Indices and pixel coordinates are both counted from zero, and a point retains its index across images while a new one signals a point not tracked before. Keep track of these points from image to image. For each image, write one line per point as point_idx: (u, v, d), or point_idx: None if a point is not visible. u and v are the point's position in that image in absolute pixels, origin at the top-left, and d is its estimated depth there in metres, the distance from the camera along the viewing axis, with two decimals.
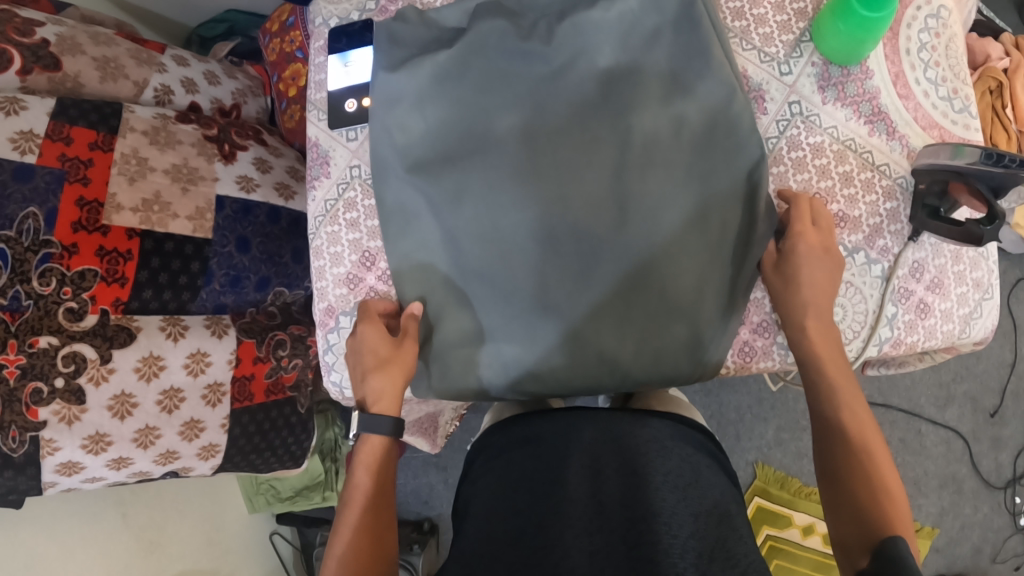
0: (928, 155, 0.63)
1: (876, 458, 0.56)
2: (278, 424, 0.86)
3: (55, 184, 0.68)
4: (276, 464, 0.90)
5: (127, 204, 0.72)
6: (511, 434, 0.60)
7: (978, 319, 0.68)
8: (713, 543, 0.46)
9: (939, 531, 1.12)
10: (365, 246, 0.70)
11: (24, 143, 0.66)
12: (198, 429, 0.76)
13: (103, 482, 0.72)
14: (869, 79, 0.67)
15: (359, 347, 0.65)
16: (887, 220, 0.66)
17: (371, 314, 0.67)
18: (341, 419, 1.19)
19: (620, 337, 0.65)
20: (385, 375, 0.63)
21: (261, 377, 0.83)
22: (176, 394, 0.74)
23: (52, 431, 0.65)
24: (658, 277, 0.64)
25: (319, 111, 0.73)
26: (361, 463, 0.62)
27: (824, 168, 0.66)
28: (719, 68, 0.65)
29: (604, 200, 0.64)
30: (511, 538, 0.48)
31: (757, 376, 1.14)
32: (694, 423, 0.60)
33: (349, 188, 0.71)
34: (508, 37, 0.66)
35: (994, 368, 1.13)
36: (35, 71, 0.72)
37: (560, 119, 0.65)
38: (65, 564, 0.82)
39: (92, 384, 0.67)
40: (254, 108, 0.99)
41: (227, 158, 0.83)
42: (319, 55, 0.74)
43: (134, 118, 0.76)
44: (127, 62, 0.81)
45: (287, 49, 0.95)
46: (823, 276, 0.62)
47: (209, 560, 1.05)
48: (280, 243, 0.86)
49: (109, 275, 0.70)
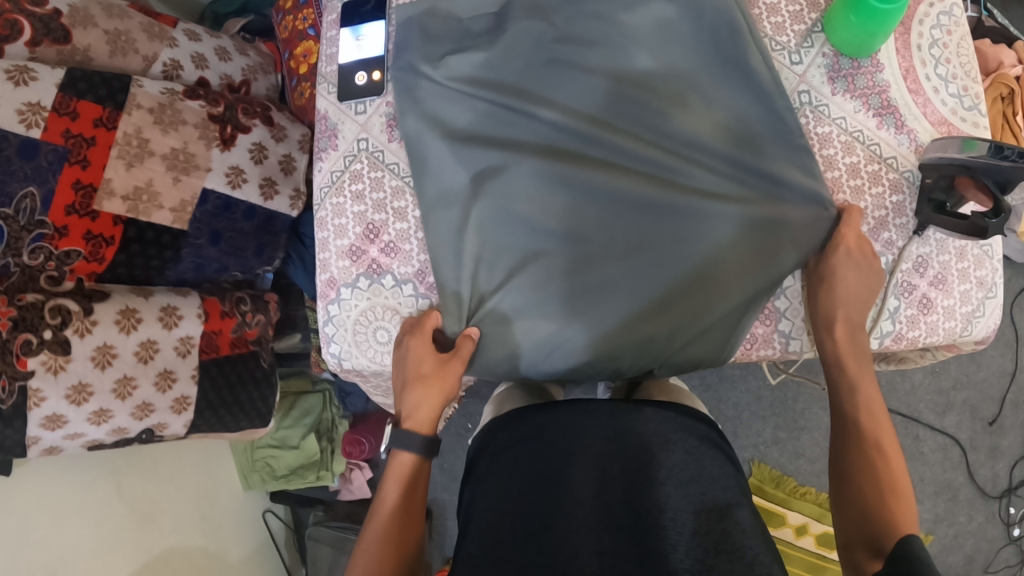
0: (937, 150, 0.63)
1: (893, 471, 0.55)
2: (245, 378, 0.86)
3: (56, 163, 0.70)
4: (246, 423, 0.89)
5: (120, 191, 0.74)
6: (522, 429, 0.56)
7: (981, 319, 0.67)
8: (718, 537, 0.47)
9: (933, 538, 1.11)
10: (369, 219, 0.70)
11: (31, 116, 0.68)
12: (171, 380, 0.77)
13: (84, 441, 0.72)
14: (879, 72, 0.67)
15: (405, 359, 0.65)
16: (893, 213, 0.66)
17: (421, 326, 0.66)
18: (340, 399, 1.20)
19: (645, 337, 0.65)
20: (424, 390, 0.63)
21: (227, 332, 0.84)
22: (152, 345, 0.75)
23: (39, 381, 0.66)
24: (695, 279, 0.64)
25: (329, 84, 0.73)
26: (394, 477, 0.61)
27: (831, 159, 0.66)
28: (756, 77, 0.64)
29: (645, 197, 0.64)
30: (520, 540, 0.48)
31: (757, 372, 1.14)
32: (701, 414, 0.60)
33: (356, 160, 0.71)
34: (546, 39, 0.67)
35: (995, 377, 1.13)
36: (44, 44, 0.73)
37: (600, 119, 0.66)
38: (58, 532, 0.82)
39: (77, 334, 0.68)
40: (264, 86, 0.99)
41: (226, 143, 0.82)
42: (331, 29, 0.74)
43: (141, 96, 0.76)
44: (139, 36, 0.81)
45: (300, 27, 0.95)
46: (852, 280, 0.62)
47: (201, 535, 1.05)
48: (246, 239, 0.87)
49: (91, 256, 0.73)
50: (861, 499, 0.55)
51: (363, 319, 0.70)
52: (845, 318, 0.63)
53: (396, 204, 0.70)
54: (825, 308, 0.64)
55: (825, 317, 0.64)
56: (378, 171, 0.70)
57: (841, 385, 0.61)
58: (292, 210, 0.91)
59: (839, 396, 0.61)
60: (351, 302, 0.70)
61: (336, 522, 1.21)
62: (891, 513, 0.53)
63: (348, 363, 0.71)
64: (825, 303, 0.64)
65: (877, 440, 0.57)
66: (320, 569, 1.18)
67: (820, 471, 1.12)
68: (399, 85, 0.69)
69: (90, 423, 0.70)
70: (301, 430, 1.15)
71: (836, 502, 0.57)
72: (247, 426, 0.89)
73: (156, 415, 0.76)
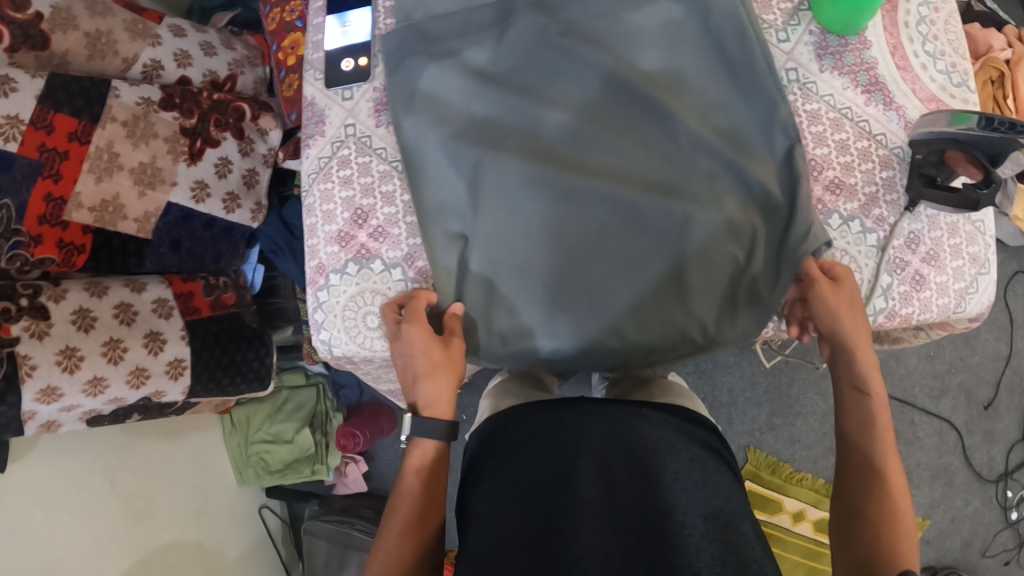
0: (926, 125, 0.63)
1: (899, 501, 0.53)
2: (234, 336, 0.91)
3: (30, 176, 0.72)
4: (245, 386, 0.93)
5: (87, 203, 0.77)
6: (532, 425, 0.59)
7: (974, 295, 0.67)
8: (724, 547, 0.46)
9: (930, 522, 1.11)
10: (357, 204, 0.69)
11: (9, 129, 0.70)
12: (160, 342, 0.81)
13: (80, 411, 0.75)
14: (866, 50, 0.66)
15: (410, 352, 0.61)
16: (883, 189, 0.65)
17: (416, 312, 0.63)
18: (333, 393, 1.23)
19: (648, 344, 0.65)
20: (439, 380, 0.60)
21: (199, 295, 0.89)
22: (129, 308, 0.79)
23: (26, 347, 0.68)
24: (700, 286, 0.64)
25: (315, 71, 0.73)
26: (409, 468, 0.59)
27: (821, 135, 0.66)
28: (763, 79, 0.64)
29: (652, 202, 0.64)
30: (526, 542, 0.48)
31: (751, 358, 1.13)
32: (699, 417, 0.62)
33: (344, 146, 0.71)
34: (549, 33, 0.66)
35: (990, 361, 1.12)
36: (23, 50, 0.74)
37: (607, 123, 0.66)
38: (52, 533, 0.82)
39: (53, 301, 0.72)
40: (250, 80, 0.97)
41: (193, 158, 0.85)
42: (317, 16, 0.74)
43: (117, 106, 0.78)
44: (120, 37, 0.81)
45: (287, 18, 0.92)
46: (854, 288, 0.61)
47: (196, 531, 1.04)
48: (205, 246, 0.90)
49: (63, 262, 0.77)
50: (867, 518, 0.53)
51: (352, 304, 0.69)
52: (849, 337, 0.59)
53: (384, 187, 0.69)
54: (831, 327, 0.60)
55: (847, 339, 0.59)
56: (366, 156, 0.70)
57: (856, 399, 0.58)
58: (253, 222, 0.93)
59: (846, 411, 0.59)
60: (340, 288, 0.69)
61: (331, 517, 1.20)
62: (889, 540, 0.51)
63: (338, 351, 0.71)
64: (829, 319, 0.60)
65: (881, 462, 0.55)
66: (316, 563, 1.17)
67: (815, 456, 1.12)
68: (397, 85, 0.68)
69: (85, 393, 0.73)
70: (295, 424, 1.14)
71: (835, 519, 0.56)
72: (248, 389, 0.94)
73: (152, 381, 0.80)
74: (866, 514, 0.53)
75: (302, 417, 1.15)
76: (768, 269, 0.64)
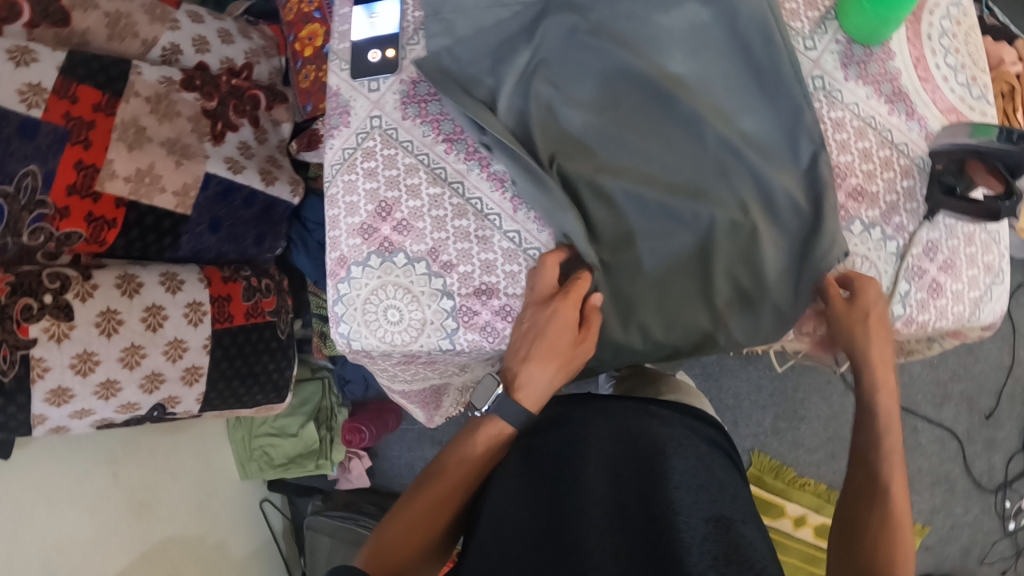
0: (946, 137, 0.65)
1: (899, 513, 0.55)
2: (258, 346, 0.90)
3: (57, 143, 0.71)
4: (261, 396, 0.93)
5: (122, 172, 0.75)
6: (537, 417, 0.60)
7: (988, 303, 0.68)
8: (726, 548, 0.45)
9: (930, 529, 1.12)
10: (381, 197, 0.69)
11: (32, 97, 0.69)
12: (181, 349, 0.80)
13: (92, 419, 0.74)
14: (890, 60, 0.67)
15: (548, 325, 0.58)
16: (903, 198, 0.66)
17: (575, 292, 0.60)
18: (339, 388, 1.20)
19: (672, 344, 0.66)
20: (548, 370, 0.59)
21: (238, 300, 0.89)
22: (159, 311, 0.78)
23: (41, 350, 0.68)
24: (727, 289, 0.65)
25: (341, 61, 0.72)
26: (471, 442, 0.59)
27: (844, 143, 0.67)
28: (789, 86, 0.64)
29: (675, 203, 0.64)
30: (537, 538, 0.49)
31: (760, 361, 1.14)
32: (708, 417, 0.62)
33: (369, 137, 0.71)
34: (580, 33, 0.66)
35: (992, 370, 1.14)
36: (42, 27, 0.74)
37: (632, 125, 0.66)
38: (54, 528, 0.81)
39: (79, 298, 0.71)
40: (266, 70, 0.97)
41: (216, 139, 0.85)
42: (343, 7, 0.73)
43: (139, 83, 0.78)
44: (139, 19, 0.82)
45: (304, 9, 0.92)
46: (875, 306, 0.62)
47: (199, 524, 1.03)
48: (247, 227, 0.90)
49: (92, 238, 0.75)
50: (867, 530, 0.54)
51: (372, 299, 0.69)
52: (864, 356, 0.61)
53: (409, 180, 0.70)
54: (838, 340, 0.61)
55: None
56: (391, 148, 0.70)
57: None
58: (293, 197, 0.93)
59: None
60: (362, 281, 0.69)
61: (335, 512, 1.20)
62: (887, 551, 0.52)
63: (357, 344, 0.70)
64: None
65: (886, 479, 0.57)
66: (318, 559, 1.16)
67: (818, 461, 1.14)
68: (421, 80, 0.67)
69: (97, 396, 0.73)
70: (300, 419, 1.15)
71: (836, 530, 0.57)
72: (263, 401, 0.94)
73: (166, 387, 0.80)
74: (866, 525, 0.55)
75: (308, 411, 1.15)
76: (786, 275, 0.65)
